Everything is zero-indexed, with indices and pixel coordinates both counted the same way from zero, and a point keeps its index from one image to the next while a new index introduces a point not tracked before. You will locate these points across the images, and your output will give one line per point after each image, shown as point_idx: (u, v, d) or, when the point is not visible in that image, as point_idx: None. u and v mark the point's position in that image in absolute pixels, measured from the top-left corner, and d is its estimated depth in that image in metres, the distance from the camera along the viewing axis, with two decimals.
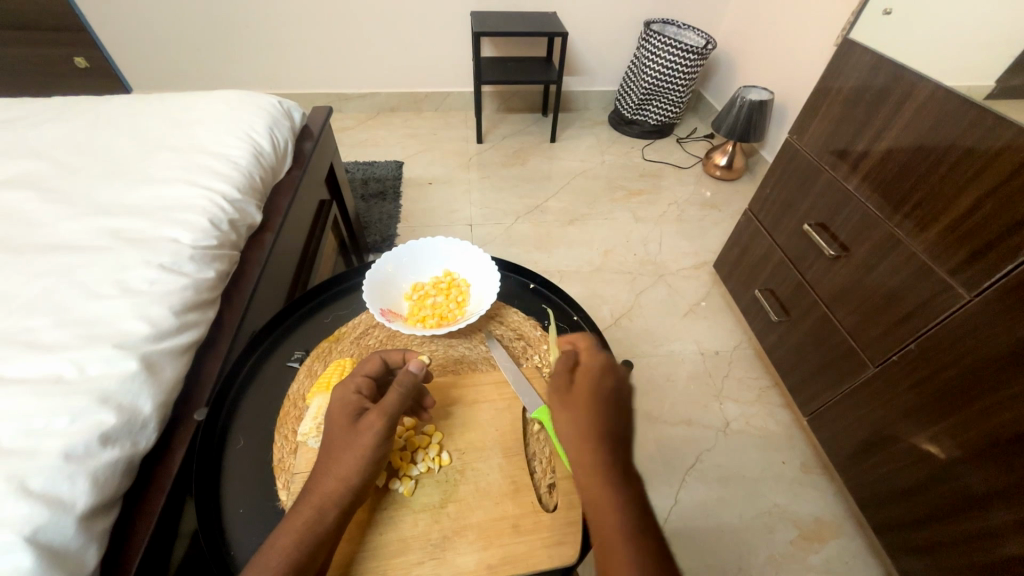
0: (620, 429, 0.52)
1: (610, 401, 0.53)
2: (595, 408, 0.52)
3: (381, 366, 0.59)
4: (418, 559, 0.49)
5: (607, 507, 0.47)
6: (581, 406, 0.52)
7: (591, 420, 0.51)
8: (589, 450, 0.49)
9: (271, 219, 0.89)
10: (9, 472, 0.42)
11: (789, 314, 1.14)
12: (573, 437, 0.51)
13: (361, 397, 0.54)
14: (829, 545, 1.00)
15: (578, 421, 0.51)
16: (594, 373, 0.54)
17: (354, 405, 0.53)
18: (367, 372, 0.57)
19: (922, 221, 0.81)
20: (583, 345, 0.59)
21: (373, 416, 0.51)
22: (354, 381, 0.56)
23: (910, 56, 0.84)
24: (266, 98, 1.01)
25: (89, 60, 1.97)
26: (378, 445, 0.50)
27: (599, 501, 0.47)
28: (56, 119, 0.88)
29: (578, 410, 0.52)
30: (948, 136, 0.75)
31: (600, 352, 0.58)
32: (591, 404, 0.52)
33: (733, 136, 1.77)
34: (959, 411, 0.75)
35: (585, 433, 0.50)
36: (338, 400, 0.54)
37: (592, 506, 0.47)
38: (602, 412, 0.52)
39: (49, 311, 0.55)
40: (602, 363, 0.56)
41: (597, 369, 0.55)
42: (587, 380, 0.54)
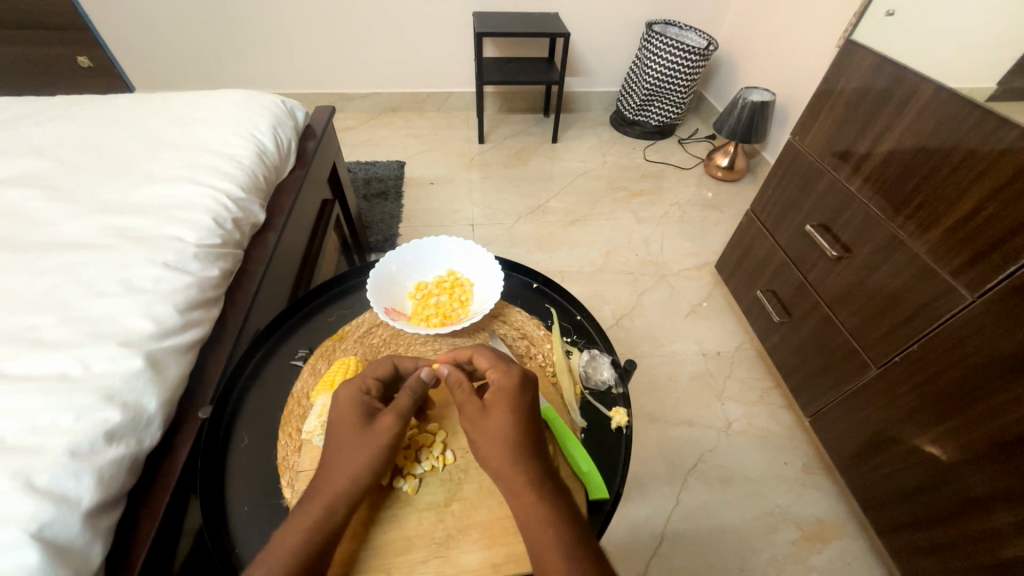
0: (537, 444, 0.53)
1: (524, 417, 0.54)
2: (510, 430, 0.52)
3: (392, 370, 0.59)
4: (423, 557, 0.50)
5: (541, 523, 0.48)
6: (496, 429, 0.52)
7: (509, 441, 0.52)
8: (513, 471, 0.51)
9: (274, 218, 0.89)
10: (15, 469, 0.42)
11: (791, 315, 1.14)
12: (496, 460, 0.52)
13: (371, 399, 0.55)
14: (831, 546, 1.00)
15: (495, 445, 0.52)
16: (504, 394, 0.54)
17: (364, 405, 0.54)
18: (378, 375, 0.58)
19: (924, 222, 0.81)
20: (488, 363, 0.58)
21: (387, 419, 0.53)
22: (364, 382, 0.57)
23: (913, 57, 0.84)
24: (268, 97, 1.01)
25: (92, 59, 1.98)
26: (389, 446, 0.51)
27: (531, 519, 0.48)
28: (60, 118, 0.88)
29: (494, 433, 0.52)
30: (949, 138, 0.76)
31: (507, 366, 0.57)
32: (504, 427, 0.52)
33: (735, 137, 1.78)
34: (961, 413, 0.75)
35: (504, 457, 0.51)
36: (348, 399, 0.54)
37: (525, 525, 0.48)
38: (518, 431, 0.52)
39: (53, 309, 0.55)
40: (512, 380, 0.56)
41: (508, 388, 0.55)
42: (498, 401, 0.54)
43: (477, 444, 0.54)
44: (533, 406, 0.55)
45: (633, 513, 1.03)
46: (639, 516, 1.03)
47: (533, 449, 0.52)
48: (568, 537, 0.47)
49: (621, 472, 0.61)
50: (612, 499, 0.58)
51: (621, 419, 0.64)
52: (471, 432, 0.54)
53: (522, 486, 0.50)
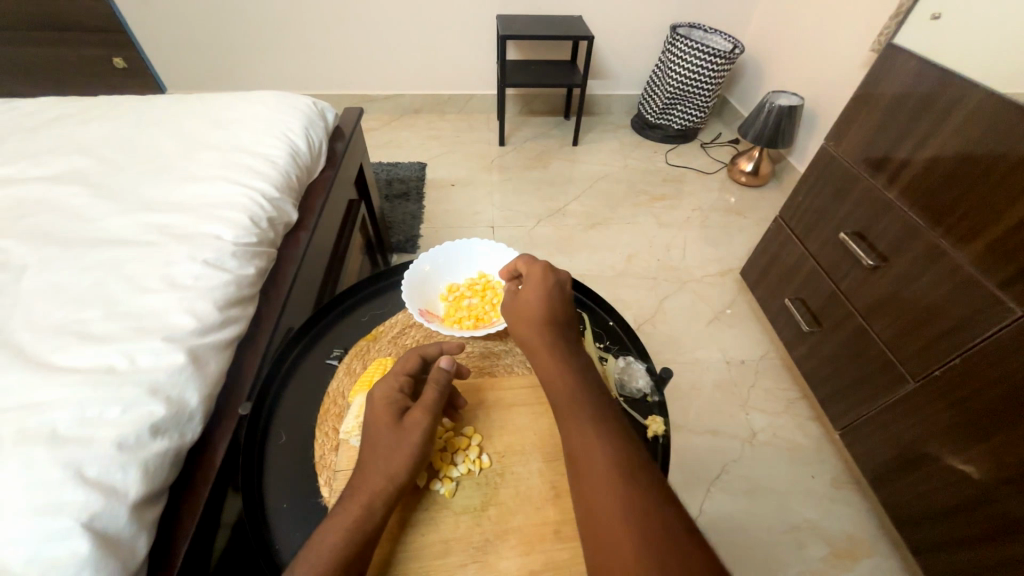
0: (565, 321, 0.61)
1: (552, 301, 0.62)
2: (540, 309, 0.61)
3: (420, 363, 0.59)
4: (461, 561, 0.49)
5: (563, 382, 0.55)
6: (528, 307, 0.62)
7: (541, 317, 0.61)
8: (543, 342, 0.59)
9: (306, 218, 0.90)
10: (66, 459, 0.43)
11: (821, 324, 1.12)
12: (530, 333, 0.60)
13: (403, 395, 0.56)
14: (861, 564, 0.97)
15: (529, 322, 0.61)
16: (535, 283, 0.64)
17: (396, 404, 0.54)
18: (408, 370, 0.58)
19: (967, 233, 0.78)
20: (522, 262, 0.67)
21: (417, 415, 0.53)
22: (396, 379, 0.57)
23: (958, 63, 0.82)
24: (301, 99, 1.03)
25: (127, 61, 2.04)
26: (421, 443, 0.52)
27: (555, 375, 0.56)
28: (103, 117, 0.91)
29: (527, 311, 0.62)
30: (997, 146, 0.73)
31: (537, 262, 0.66)
32: (535, 306, 0.62)
33: (761, 142, 1.75)
34: (1004, 432, 0.72)
35: (534, 328, 0.60)
36: (382, 396, 0.55)
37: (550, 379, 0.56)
38: (548, 310, 0.61)
39: (99, 304, 0.57)
40: (541, 271, 0.64)
41: (537, 276, 0.64)
42: (530, 288, 0.63)
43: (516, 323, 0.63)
44: (561, 294, 0.64)
45: None
46: None
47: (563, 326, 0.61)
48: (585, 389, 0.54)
49: None
50: None
51: (658, 427, 0.63)
52: (510, 316, 0.64)
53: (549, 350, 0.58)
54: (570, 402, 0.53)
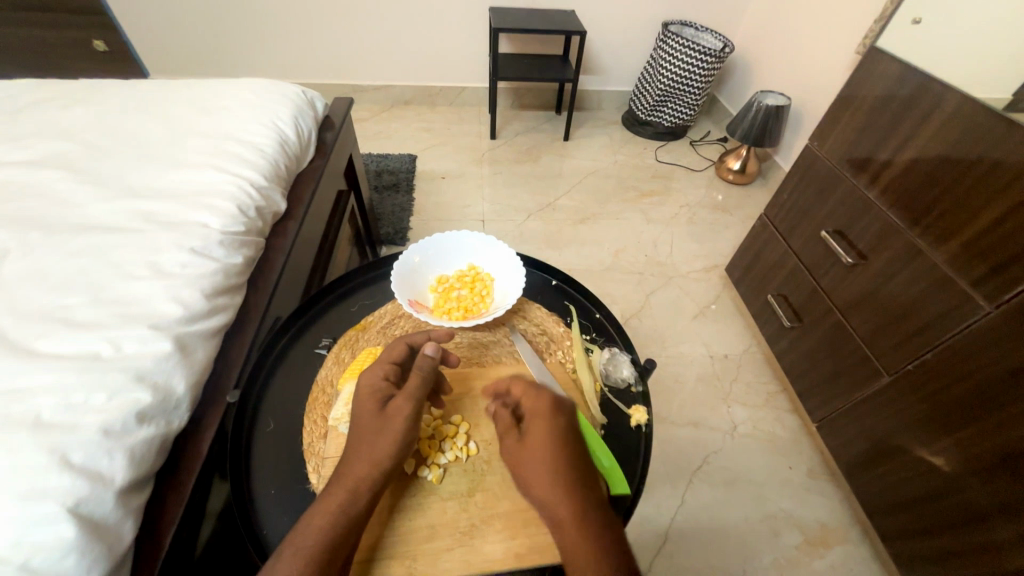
0: (580, 466, 0.52)
1: (563, 441, 0.53)
2: (549, 455, 0.52)
3: (406, 350, 0.60)
4: (447, 545, 0.50)
5: (582, 555, 0.46)
6: (538, 454, 0.52)
7: (553, 467, 0.51)
8: (557, 497, 0.49)
9: (295, 207, 0.90)
10: (51, 444, 0.43)
11: (802, 320, 1.15)
12: (540, 485, 0.50)
13: (388, 383, 0.56)
14: (834, 551, 1.00)
15: (537, 473, 0.51)
16: (542, 420, 0.54)
17: (380, 391, 0.55)
18: (394, 359, 0.58)
19: (944, 233, 0.81)
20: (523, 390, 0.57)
21: (401, 401, 0.54)
22: (382, 367, 0.57)
23: (938, 67, 0.85)
24: (290, 87, 1.02)
25: (108, 43, 1.98)
26: (406, 428, 0.52)
27: (574, 546, 0.47)
28: (85, 101, 0.89)
29: (537, 459, 0.52)
30: (972, 149, 0.76)
31: (540, 392, 0.56)
32: (546, 454, 0.52)
33: (748, 141, 1.78)
34: (970, 425, 0.76)
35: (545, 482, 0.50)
36: (367, 385, 0.55)
37: (567, 551, 0.47)
38: (560, 455, 0.52)
39: (83, 290, 0.56)
40: (546, 405, 0.55)
41: (542, 412, 0.54)
42: (535, 426, 0.54)
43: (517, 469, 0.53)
44: (571, 428, 0.55)
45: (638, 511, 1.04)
46: (643, 514, 1.04)
47: (579, 470, 0.52)
48: (610, 569, 0.45)
49: (641, 469, 0.61)
50: (632, 495, 0.59)
51: (641, 417, 0.65)
52: (511, 462, 0.54)
53: (567, 512, 0.48)
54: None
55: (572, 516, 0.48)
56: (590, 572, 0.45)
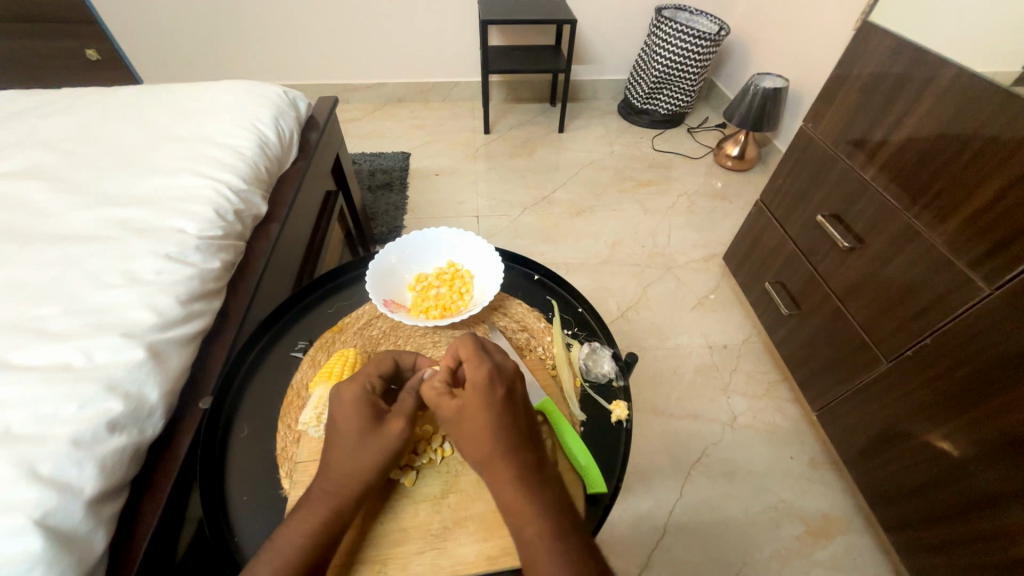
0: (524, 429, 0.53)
1: (508, 419, 0.52)
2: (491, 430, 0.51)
3: (393, 367, 0.60)
4: (418, 549, 0.50)
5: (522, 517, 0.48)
6: (477, 431, 0.51)
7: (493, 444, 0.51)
8: (508, 470, 0.50)
9: (277, 209, 0.89)
10: (20, 456, 0.43)
11: (800, 308, 1.12)
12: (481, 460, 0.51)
13: (375, 397, 0.55)
14: (836, 542, 0.98)
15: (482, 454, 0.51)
16: (479, 393, 0.53)
17: (371, 405, 0.54)
18: (380, 372, 0.58)
19: (941, 212, 0.78)
20: (466, 358, 0.56)
21: (397, 423, 0.53)
22: (368, 380, 0.56)
23: (936, 41, 0.80)
24: (271, 88, 1.01)
25: (101, 52, 1.99)
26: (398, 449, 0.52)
27: (518, 508, 0.48)
28: (68, 110, 0.89)
29: (477, 437, 0.51)
30: (970, 124, 0.73)
31: (478, 359, 0.55)
32: (489, 427, 0.51)
33: (746, 126, 1.73)
34: (975, 409, 0.73)
35: (492, 456, 0.50)
36: (355, 397, 0.54)
37: (513, 518, 0.48)
38: (503, 423, 0.52)
39: (57, 299, 0.56)
40: (486, 374, 0.54)
41: (483, 381, 0.54)
42: (472, 397, 0.53)
43: (461, 442, 0.53)
44: (510, 394, 0.54)
45: (636, 505, 1.03)
46: (641, 509, 1.02)
47: (515, 437, 0.51)
48: (555, 520, 0.47)
49: (620, 465, 0.61)
50: (609, 492, 0.58)
51: (621, 413, 0.64)
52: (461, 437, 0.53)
53: (505, 480, 0.49)
54: (536, 545, 0.46)
55: (510, 483, 0.49)
56: (534, 528, 0.47)
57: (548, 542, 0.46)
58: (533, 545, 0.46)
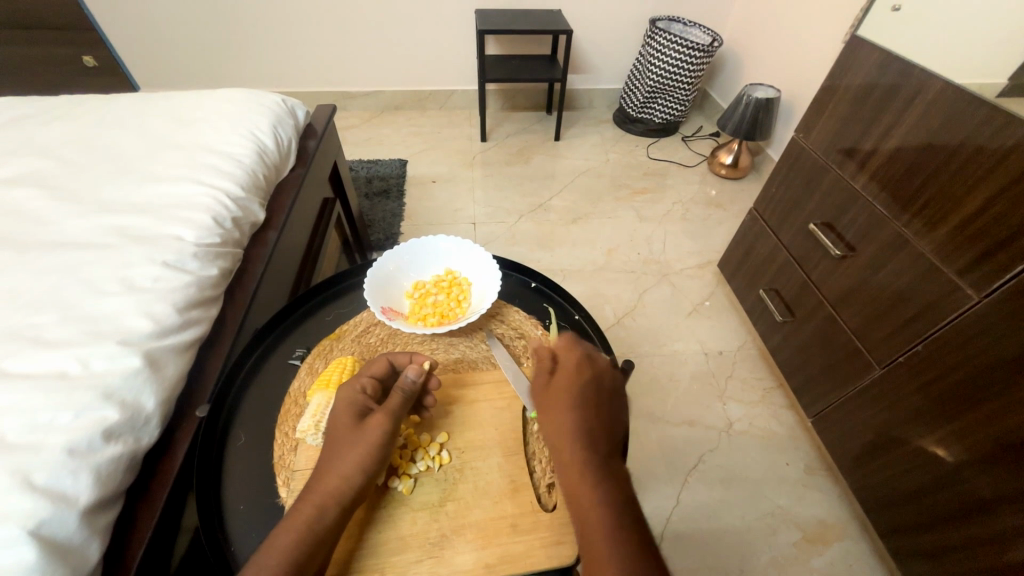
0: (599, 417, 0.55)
1: (585, 403, 0.56)
2: (568, 410, 0.55)
3: (388, 368, 0.60)
4: (416, 557, 0.50)
5: (583, 501, 0.49)
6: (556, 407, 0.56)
7: (570, 426, 0.54)
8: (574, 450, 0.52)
9: (275, 217, 0.89)
10: (14, 465, 0.43)
11: (794, 315, 1.13)
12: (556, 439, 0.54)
13: (365, 397, 0.57)
14: (833, 548, 0.99)
15: (555, 433, 0.54)
16: (569, 375, 0.58)
17: (358, 405, 0.55)
18: (372, 373, 0.59)
19: (930, 221, 0.80)
20: (564, 346, 0.62)
21: (378, 419, 0.54)
22: (360, 381, 0.58)
23: (922, 55, 0.82)
24: (271, 96, 1.02)
25: (98, 59, 1.99)
26: (382, 445, 0.52)
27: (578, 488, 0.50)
28: (64, 118, 0.89)
29: (555, 412, 0.56)
30: (956, 134, 0.75)
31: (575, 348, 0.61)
32: (567, 406, 0.55)
33: (739, 135, 1.76)
34: (967, 414, 0.74)
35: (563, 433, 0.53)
36: (346, 398, 0.56)
37: (574, 498, 0.50)
38: (584, 406, 0.55)
39: (53, 307, 0.56)
40: (576, 360, 0.60)
41: (573, 364, 0.59)
42: (562, 379, 0.58)
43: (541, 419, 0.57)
44: (597, 384, 0.58)
45: None
46: None
47: (592, 423, 0.54)
48: (615, 514, 0.48)
49: None
50: None
51: None
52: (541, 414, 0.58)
53: (574, 461, 0.51)
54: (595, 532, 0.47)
55: (580, 468, 0.51)
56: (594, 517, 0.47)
57: (609, 534, 0.46)
58: (590, 529, 0.47)
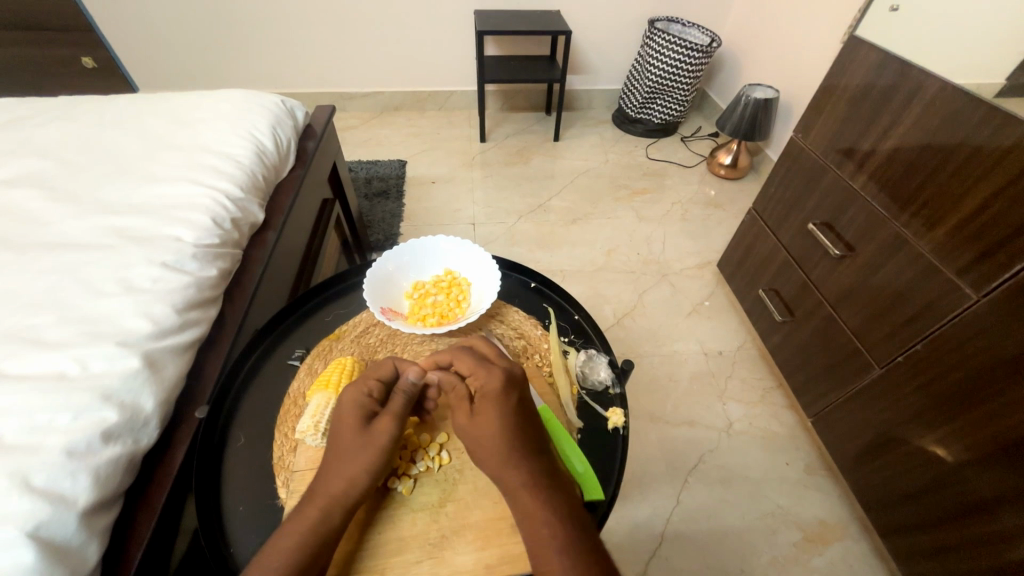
0: (529, 437, 0.54)
1: (515, 426, 0.54)
2: (499, 438, 0.53)
3: (393, 372, 0.60)
4: (417, 558, 0.50)
5: (534, 525, 0.48)
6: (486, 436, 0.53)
7: (505, 453, 0.52)
8: (516, 474, 0.51)
9: (274, 217, 0.89)
10: (12, 467, 0.43)
11: (793, 314, 1.13)
12: (494, 467, 0.52)
13: (372, 400, 0.56)
14: (833, 548, 0.99)
15: (491, 462, 0.52)
16: (493, 400, 0.55)
17: (364, 408, 0.55)
18: (379, 376, 0.58)
19: (929, 220, 0.80)
20: (473, 368, 0.58)
21: (385, 423, 0.54)
22: (366, 383, 0.57)
23: (920, 54, 0.83)
24: (269, 97, 1.01)
25: (97, 60, 1.99)
26: (388, 450, 0.52)
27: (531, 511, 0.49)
28: (62, 119, 0.89)
29: (486, 441, 0.53)
30: (955, 134, 0.75)
31: (487, 368, 0.58)
32: (498, 433, 0.53)
33: (738, 135, 1.76)
34: (967, 413, 0.74)
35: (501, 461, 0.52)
36: (353, 401, 0.55)
37: (527, 524, 0.49)
38: (513, 430, 0.53)
39: (52, 308, 0.56)
40: (496, 383, 0.56)
41: (494, 387, 0.56)
42: (485, 406, 0.55)
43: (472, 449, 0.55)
44: (522, 404, 0.56)
45: (634, 513, 1.03)
46: (640, 516, 1.02)
47: (526, 446, 0.53)
48: (564, 532, 0.48)
49: (617, 473, 0.61)
50: (608, 500, 0.58)
51: (618, 420, 0.64)
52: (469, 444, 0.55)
53: (519, 488, 0.50)
54: (548, 553, 0.47)
55: (526, 493, 0.50)
56: (547, 541, 0.47)
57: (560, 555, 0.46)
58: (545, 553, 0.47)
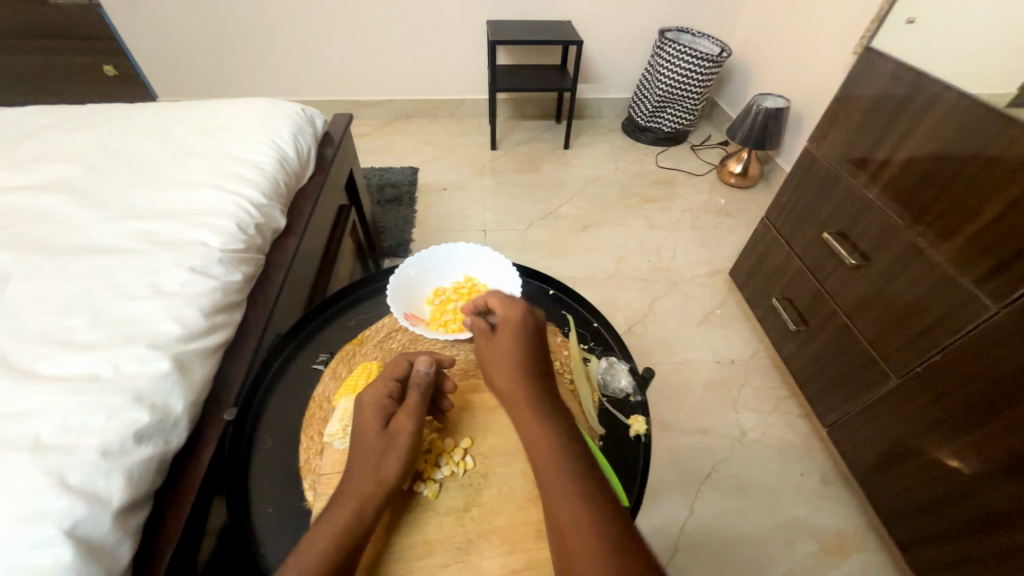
0: (540, 369, 0.58)
1: (528, 350, 0.59)
2: (510, 358, 0.58)
3: (408, 369, 0.61)
4: (443, 562, 0.50)
5: (534, 434, 0.52)
6: (499, 355, 0.59)
7: (514, 371, 0.57)
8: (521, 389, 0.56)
9: (294, 223, 0.91)
10: (50, 466, 0.44)
11: (808, 323, 1.13)
12: (504, 381, 0.57)
13: (390, 401, 0.57)
14: (851, 560, 0.98)
15: (502, 379, 0.57)
16: (512, 324, 0.61)
17: (383, 409, 0.56)
18: (396, 376, 0.59)
19: (944, 231, 0.80)
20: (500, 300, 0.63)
21: (404, 420, 0.55)
22: (385, 384, 0.58)
23: (935, 66, 0.84)
24: (290, 105, 1.04)
25: (118, 68, 2.04)
26: (411, 449, 0.54)
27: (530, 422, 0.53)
28: (90, 126, 0.91)
29: (499, 359, 0.59)
30: (972, 145, 0.75)
31: (514, 302, 0.63)
32: (511, 353, 0.59)
33: (749, 144, 1.76)
34: (986, 424, 0.73)
35: (509, 376, 0.57)
36: (371, 401, 0.56)
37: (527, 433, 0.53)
38: (526, 353, 0.59)
39: (85, 311, 0.57)
40: (519, 312, 0.62)
41: (513, 317, 0.61)
42: (504, 330, 0.60)
43: (488, 369, 0.60)
44: (539, 334, 0.62)
45: (647, 522, 1.02)
46: (653, 525, 1.02)
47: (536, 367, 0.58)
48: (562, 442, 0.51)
49: (640, 479, 0.61)
50: (631, 505, 0.58)
51: (640, 427, 0.65)
52: (485, 364, 0.60)
53: (522, 399, 0.55)
54: (545, 453, 0.50)
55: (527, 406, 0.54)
56: (544, 442, 0.50)
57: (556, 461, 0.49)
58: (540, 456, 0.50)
